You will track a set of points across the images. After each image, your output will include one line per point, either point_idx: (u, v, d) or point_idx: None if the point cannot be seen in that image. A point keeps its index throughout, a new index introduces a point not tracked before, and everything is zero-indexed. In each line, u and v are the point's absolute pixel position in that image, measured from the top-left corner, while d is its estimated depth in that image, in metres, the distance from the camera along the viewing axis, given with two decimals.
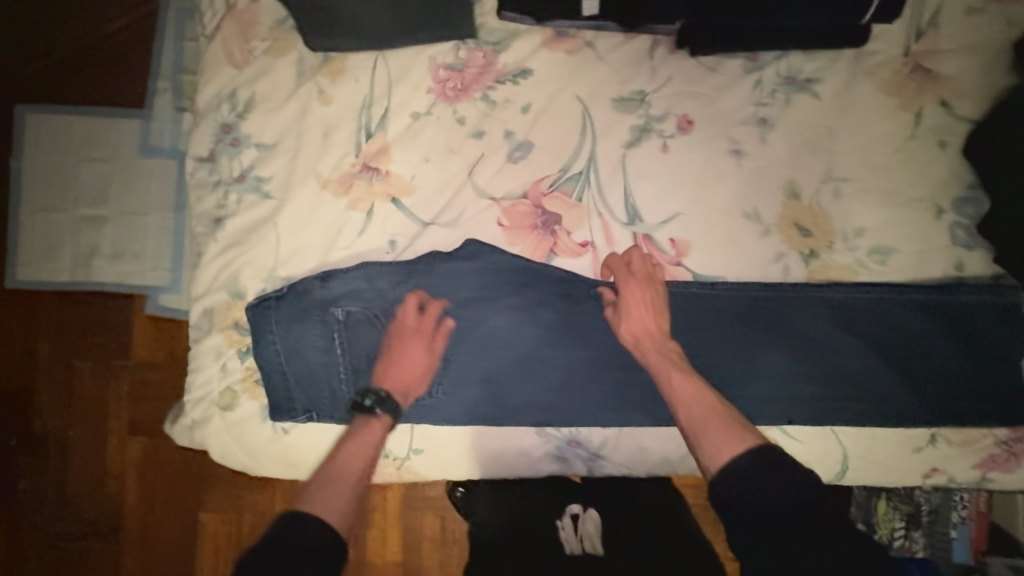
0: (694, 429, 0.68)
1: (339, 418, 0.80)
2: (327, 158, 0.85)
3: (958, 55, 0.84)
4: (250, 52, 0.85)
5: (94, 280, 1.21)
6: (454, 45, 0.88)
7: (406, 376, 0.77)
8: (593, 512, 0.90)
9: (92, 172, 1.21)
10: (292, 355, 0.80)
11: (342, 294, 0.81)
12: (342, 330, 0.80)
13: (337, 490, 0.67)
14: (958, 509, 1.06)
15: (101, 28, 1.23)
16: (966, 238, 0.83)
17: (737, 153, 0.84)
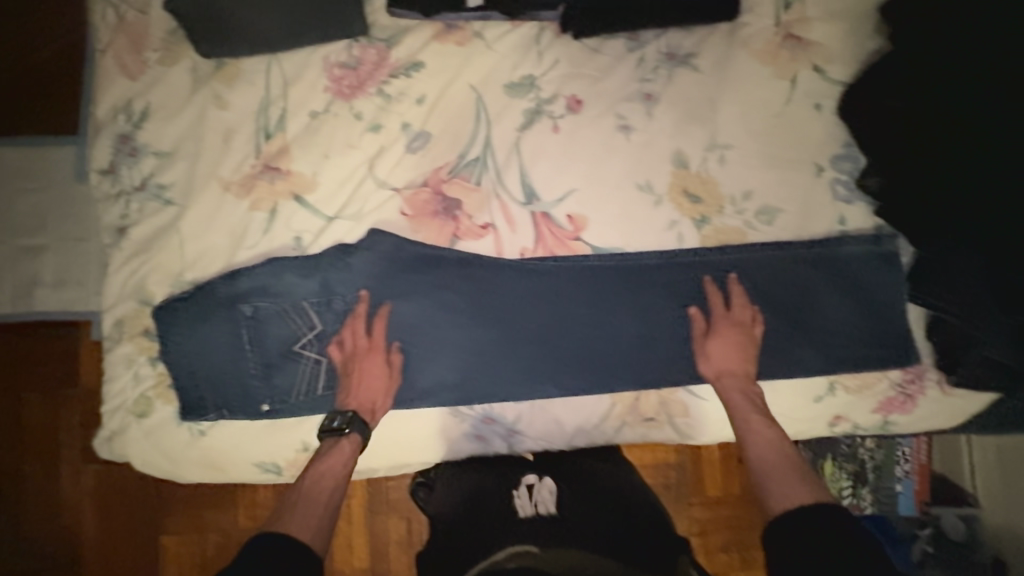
0: (763, 471, 0.73)
1: (251, 413, 0.82)
2: (227, 161, 0.87)
3: (824, 22, 0.89)
4: (143, 62, 0.87)
5: (37, 311, 1.20)
6: (347, 43, 0.90)
7: (370, 395, 0.81)
8: (547, 480, 0.95)
9: (27, 201, 1.20)
10: (202, 353, 0.81)
11: (252, 290, 0.81)
12: (252, 325, 0.81)
13: (311, 507, 0.72)
14: (901, 464, 1.17)
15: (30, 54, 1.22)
16: (845, 193, 0.88)
17: (625, 128, 0.88)
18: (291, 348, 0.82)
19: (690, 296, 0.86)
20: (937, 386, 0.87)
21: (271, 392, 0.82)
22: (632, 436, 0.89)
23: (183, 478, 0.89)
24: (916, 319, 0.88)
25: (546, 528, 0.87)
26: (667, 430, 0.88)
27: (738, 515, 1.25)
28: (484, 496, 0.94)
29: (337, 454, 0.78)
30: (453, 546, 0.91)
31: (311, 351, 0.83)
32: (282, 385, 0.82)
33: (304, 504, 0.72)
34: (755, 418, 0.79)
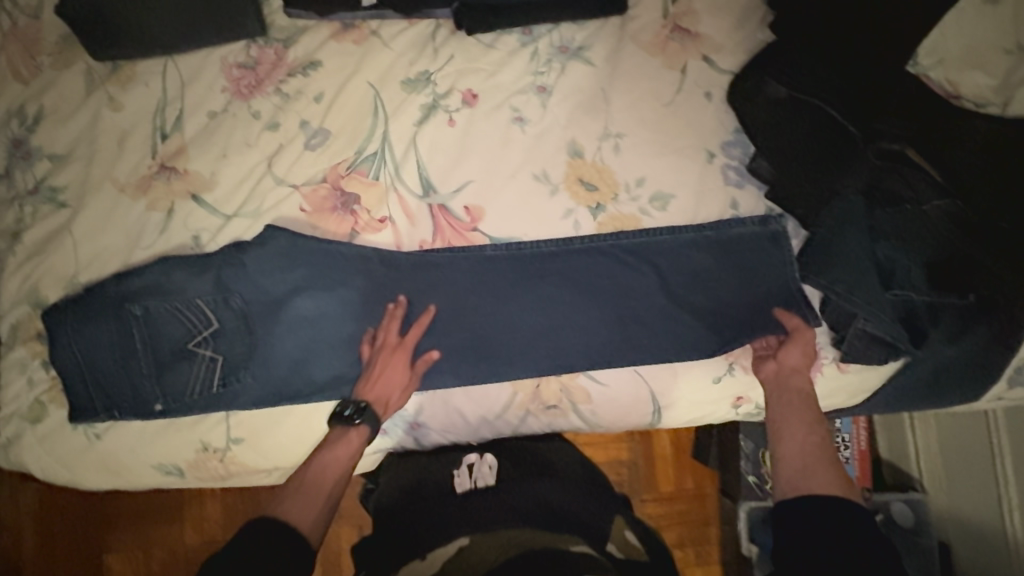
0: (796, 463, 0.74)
1: (144, 413, 0.81)
2: (123, 162, 0.87)
3: (709, 14, 0.92)
4: (37, 66, 0.88)
5: None
6: (245, 45, 0.91)
7: (387, 390, 0.82)
8: (490, 456, 0.88)
9: None
10: (91, 355, 0.80)
11: (144, 291, 0.82)
12: (142, 325, 0.81)
13: (310, 497, 0.75)
14: (842, 451, 1.20)
15: None
16: (736, 177, 0.90)
17: (520, 120, 0.90)
18: (184, 347, 0.82)
19: (588, 282, 0.88)
20: (834, 364, 0.88)
21: (164, 391, 0.81)
22: (538, 425, 0.89)
23: (83, 485, 0.87)
24: (811, 299, 0.88)
25: (486, 510, 0.80)
26: (572, 418, 0.89)
27: (693, 511, 1.26)
28: (425, 479, 0.87)
29: (347, 444, 0.79)
30: (387, 534, 0.83)
31: (205, 349, 0.82)
32: (176, 384, 0.82)
33: (302, 492, 0.75)
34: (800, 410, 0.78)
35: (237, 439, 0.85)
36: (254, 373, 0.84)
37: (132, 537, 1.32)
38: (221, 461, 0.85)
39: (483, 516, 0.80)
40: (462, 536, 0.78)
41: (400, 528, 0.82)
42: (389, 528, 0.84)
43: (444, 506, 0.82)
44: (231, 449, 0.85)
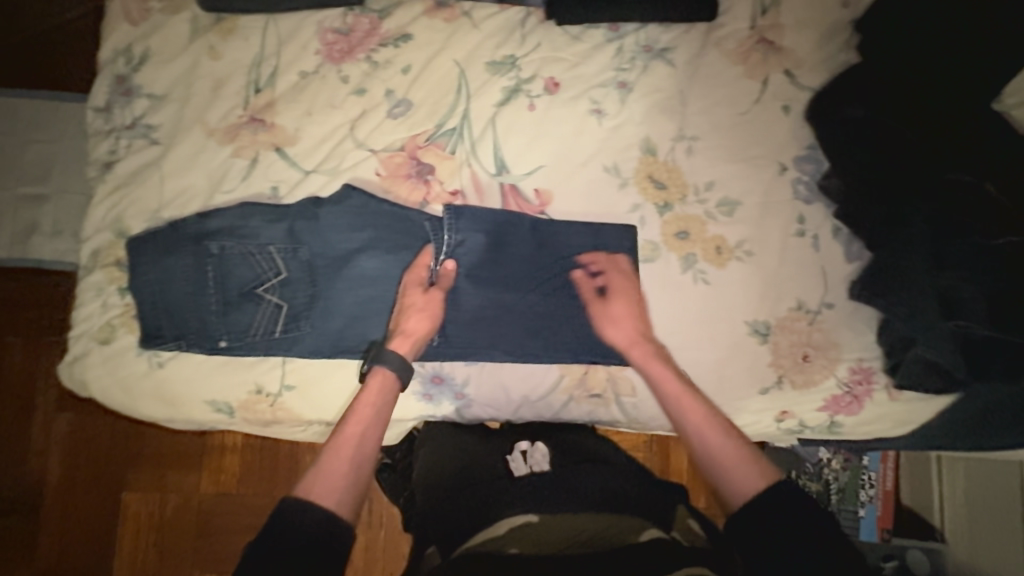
0: (710, 457, 0.71)
1: (207, 347, 0.84)
2: (215, 109, 0.91)
3: (797, 30, 0.93)
4: (147, 10, 0.92)
5: (30, 256, 1.37)
6: (342, 11, 0.95)
7: (408, 331, 0.82)
8: (542, 444, 0.90)
9: (34, 152, 1.39)
10: (163, 285, 0.84)
11: (221, 231, 0.85)
12: (215, 263, 0.84)
13: (340, 466, 0.70)
14: (866, 488, 1.18)
15: (57, 18, 1.45)
16: (805, 193, 0.91)
17: (598, 112, 0.92)
18: (251, 289, 0.85)
19: (645, 277, 0.88)
20: (883, 390, 0.88)
21: (227, 329, 0.84)
22: (579, 411, 0.91)
23: (136, 412, 0.90)
24: (867, 322, 0.88)
25: (548, 489, 0.78)
26: (613, 408, 0.90)
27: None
28: (480, 464, 0.88)
29: (372, 393, 0.78)
30: (445, 516, 0.80)
31: (268, 294, 0.85)
32: (238, 324, 0.84)
33: (337, 453, 0.71)
34: (688, 401, 0.77)
35: (290, 386, 0.88)
36: (312, 324, 0.86)
37: (151, 476, 1.36)
38: (271, 405, 0.88)
39: (537, 491, 0.78)
40: (530, 512, 0.75)
41: (459, 510, 0.80)
42: (443, 509, 0.81)
43: (503, 487, 0.80)
44: (283, 394, 0.88)
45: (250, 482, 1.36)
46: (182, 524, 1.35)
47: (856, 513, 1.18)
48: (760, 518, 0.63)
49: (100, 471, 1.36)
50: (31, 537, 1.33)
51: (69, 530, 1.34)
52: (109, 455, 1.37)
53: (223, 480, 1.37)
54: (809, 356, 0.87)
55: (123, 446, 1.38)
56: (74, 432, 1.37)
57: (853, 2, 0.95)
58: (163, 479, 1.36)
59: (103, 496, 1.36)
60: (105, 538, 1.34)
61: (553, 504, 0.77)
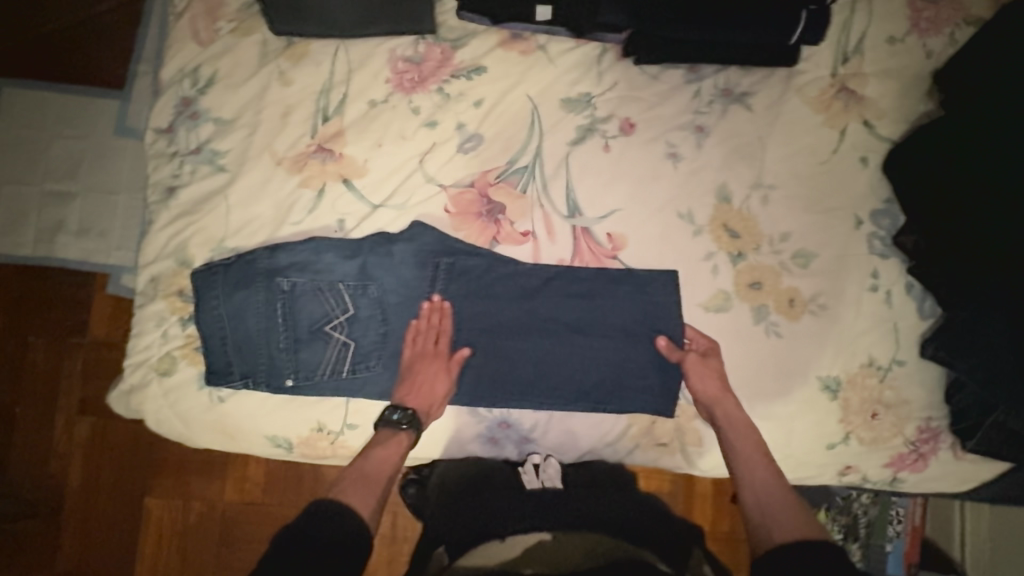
0: (757, 509, 0.70)
1: (275, 386, 0.83)
2: (283, 137, 0.88)
3: (879, 80, 0.92)
4: (216, 31, 0.90)
5: (56, 256, 1.33)
6: (415, 39, 0.92)
7: (429, 397, 0.81)
8: (553, 458, 0.87)
9: (64, 151, 1.35)
10: (233, 321, 0.82)
11: (295, 268, 0.83)
12: (285, 300, 0.83)
13: (366, 487, 0.71)
14: (894, 525, 1.16)
15: (93, 14, 1.41)
16: (881, 248, 0.90)
17: (674, 156, 0.90)
18: (321, 327, 0.83)
19: (718, 328, 0.87)
20: (949, 450, 0.88)
21: (294, 368, 0.83)
22: (642, 458, 0.90)
23: (193, 442, 0.89)
24: (937, 382, 0.88)
25: (566, 513, 0.76)
26: (678, 458, 0.89)
27: (722, 556, 1.25)
28: (493, 478, 0.86)
29: (387, 450, 0.77)
30: (456, 522, 0.78)
31: (336, 333, 0.83)
32: (305, 363, 0.83)
33: (361, 482, 0.72)
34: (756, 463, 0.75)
35: (352, 424, 0.86)
36: (383, 363, 0.84)
37: (174, 485, 1.33)
38: (332, 443, 0.87)
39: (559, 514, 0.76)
40: (544, 530, 0.73)
41: (469, 519, 0.77)
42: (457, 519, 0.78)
43: (518, 500, 0.78)
44: (344, 433, 0.86)
45: (274, 495, 1.34)
46: (208, 535, 1.32)
47: (883, 548, 1.16)
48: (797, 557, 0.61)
49: (122, 480, 1.33)
50: (53, 546, 1.31)
51: (91, 539, 1.32)
52: (132, 462, 1.34)
53: (246, 492, 1.34)
54: (878, 414, 0.87)
55: (143, 452, 1.34)
56: (96, 438, 1.34)
57: (938, 53, 0.93)
58: (185, 488, 1.33)
59: (125, 504, 1.33)
60: (128, 549, 1.32)
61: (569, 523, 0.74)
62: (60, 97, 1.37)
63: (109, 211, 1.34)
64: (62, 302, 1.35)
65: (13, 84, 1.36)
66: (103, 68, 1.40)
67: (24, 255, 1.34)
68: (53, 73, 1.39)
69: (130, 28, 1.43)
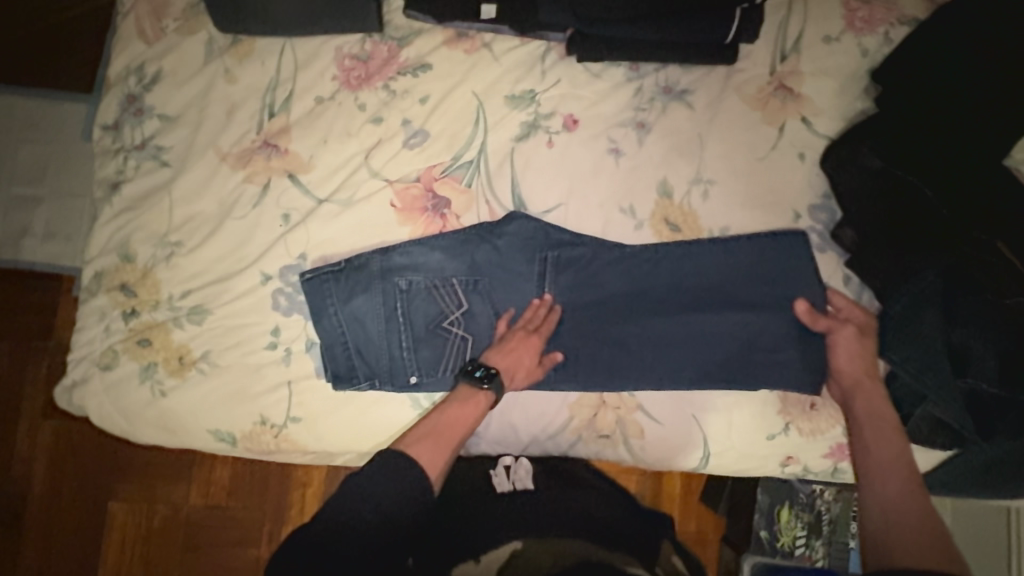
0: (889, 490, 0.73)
1: (397, 385, 0.86)
2: (228, 133, 0.89)
3: (815, 78, 0.94)
4: (162, 29, 0.91)
5: (22, 259, 1.34)
6: (361, 38, 0.94)
7: (518, 366, 0.82)
8: (524, 459, 0.87)
9: (28, 151, 1.36)
10: (363, 324, 0.86)
11: (407, 267, 0.87)
12: (404, 298, 0.86)
13: (437, 447, 0.73)
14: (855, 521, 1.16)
15: (56, 15, 1.42)
16: (818, 242, 0.91)
17: (616, 151, 0.91)
18: (438, 324, 0.87)
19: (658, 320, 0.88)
20: None
21: (406, 365, 0.86)
22: (587, 451, 0.91)
23: (138, 439, 0.89)
24: (874, 373, 0.89)
25: (538, 517, 0.75)
26: (621, 450, 0.90)
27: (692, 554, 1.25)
28: (465, 488, 0.84)
29: (465, 409, 0.78)
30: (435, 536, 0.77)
31: (453, 328, 0.87)
32: (419, 359, 0.86)
33: (428, 441, 0.73)
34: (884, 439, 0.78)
35: (295, 418, 0.87)
36: None
37: (136, 487, 1.32)
38: (276, 437, 0.87)
39: (537, 520, 0.74)
40: (515, 539, 0.71)
41: (449, 532, 0.76)
42: (436, 536, 0.77)
43: (494, 509, 0.77)
44: (288, 426, 0.87)
45: (237, 497, 1.32)
46: (170, 538, 1.31)
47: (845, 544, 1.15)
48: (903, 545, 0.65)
49: (83, 483, 1.32)
50: (12, 550, 1.30)
51: (50, 543, 1.31)
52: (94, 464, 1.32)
53: (211, 495, 1.33)
54: (816, 405, 0.88)
55: (105, 454, 1.33)
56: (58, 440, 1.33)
57: (872, 52, 0.95)
58: (149, 491, 1.32)
59: (86, 507, 1.32)
60: (88, 553, 1.31)
61: (551, 519, 0.74)
62: (26, 100, 1.37)
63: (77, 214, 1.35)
64: (26, 305, 1.35)
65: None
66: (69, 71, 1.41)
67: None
68: (19, 76, 1.39)
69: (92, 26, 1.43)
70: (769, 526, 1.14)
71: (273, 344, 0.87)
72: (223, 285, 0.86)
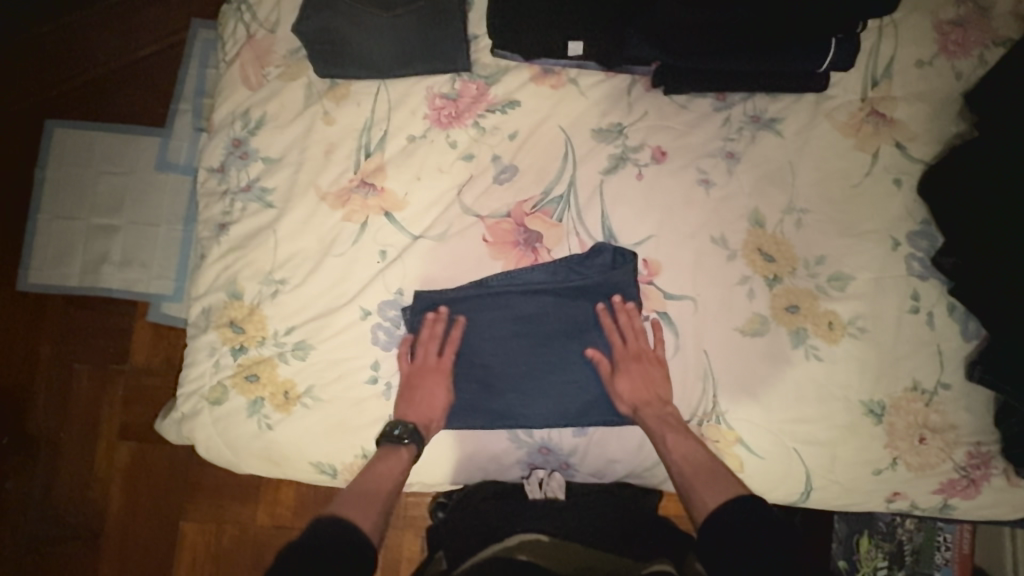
0: (686, 479, 0.78)
1: (490, 422, 0.88)
2: (327, 173, 0.93)
3: (909, 103, 0.93)
4: (265, 76, 0.95)
5: (100, 285, 1.40)
6: (451, 77, 0.96)
7: (429, 410, 0.86)
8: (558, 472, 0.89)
9: (108, 184, 1.43)
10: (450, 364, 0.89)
11: (532, 281, 0.89)
12: (476, 334, 0.89)
13: (368, 505, 0.75)
14: (942, 551, 1.07)
15: (135, 53, 1.48)
16: (920, 269, 0.89)
17: (706, 182, 0.91)
18: (526, 358, 0.88)
19: (755, 352, 0.87)
20: (1002, 475, 0.86)
21: (487, 408, 0.88)
22: None
23: (242, 469, 0.92)
24: (985, 405, 0.86)
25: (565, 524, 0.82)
26: None
27: None
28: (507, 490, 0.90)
29: (391, 465, 0.81)
30: (465, 531, 0.84)
31: (539, 372, 0.88)
32: (500, 403, 0.88)
33: (361, 500, 0.75)
34: (670, 432, 0.82)
35: None
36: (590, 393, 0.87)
37: (209, 507, 1.35)
38: None
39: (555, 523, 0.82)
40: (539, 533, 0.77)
41: (474, 525, 0.85)
42: (465, 527, 0.85)
43: (516, 510, 0.85)
44: None
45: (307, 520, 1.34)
46: (240, 558, 1.33)
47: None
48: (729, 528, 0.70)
49: (158, 503, 1.35)
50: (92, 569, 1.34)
51: (127, 562, 1.35)
52: (169, 485, 1.36)
53: (277, 516, 1.34)
54: (926, 439, 0.85)
55: (179, 475, 1.36)
56: (134, 459, 1.38)
57: (966, 74, 0.93)
58: (220, 511, 1.34)
59: (161, 528, 1.35)
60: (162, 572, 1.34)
61: (573, 531, 0.81)
62: (106, 137, 1.45)
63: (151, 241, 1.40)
64: (105, 330, 1.41)
65: (63, 124, 1.44)
66: (146, 107, 1.47)
67: (69, 287, 1.40)
68: (100, 114, 1.46)
69: (168, 61, 1.49)
70: (846, 556, 1.12)
71: (373, 378, 0.89)
72: (325, 321, 0.89)
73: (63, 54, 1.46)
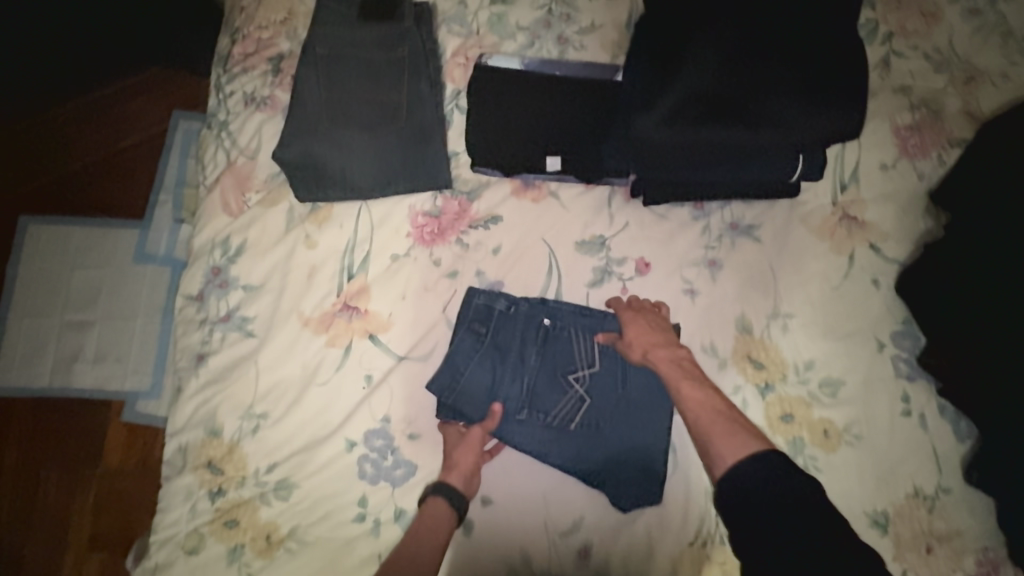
0: (699, 434, 0.69)
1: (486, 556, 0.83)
2: (310, 297, 0.91)
3: (879, 205, 0.96)
4: (245, 202, 0.95)
5: (71, 385, 1.33)
6: (432, 194, 0.97)
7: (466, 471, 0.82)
8: None
9: (83, 278, 1.38)
10: (477, 323, 0.88)
11: (602, 362, 0.88)
12: (531, 369, 0.87)
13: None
14: None
15: (113, 146, 1.46)
16: (907, 370, 0.89)
17: (691, 291, 0.92)
18: (568, 406, 0.86)
19: None
20: None
21: (479, 393, 0.86)
22: None
23: None
24: (985, 509, 0.85)
25: None
26: None
27: None
28: None
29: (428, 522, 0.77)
30: None
31: (571, 427, 0.85)
32: (497, 523, 0.84)
33: None
34: (682, 383, 0.75)
35: None
36: (610, 480, 0.84)
37: None
38: None
39: None
40: None
41: None
42: None
43: None
44: None
45: None
46: None
47: None
48: (754, 490, 0.60)
49: None
50: None
51: None
52: None
53: None
54: (934, 548, 0.83)
55: None
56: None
57: (928, 175, 0.97)
58: None
59: None
60: None
61: None
62: (82, 230, 1.41)
63: (128, 336, 1.34)
64: (75, 433, 1.32)
65: (36, 220, 1.41)
66: (123, 201, 1.44)
67: (39, 387, 1.33)
68: (72, 208, 1.43)
69: (148, 149, 1.47)
70: None
71: (361, 516, 0.84)
72: (310, 454, 0.85)
73: (37, 152, 1.45)
